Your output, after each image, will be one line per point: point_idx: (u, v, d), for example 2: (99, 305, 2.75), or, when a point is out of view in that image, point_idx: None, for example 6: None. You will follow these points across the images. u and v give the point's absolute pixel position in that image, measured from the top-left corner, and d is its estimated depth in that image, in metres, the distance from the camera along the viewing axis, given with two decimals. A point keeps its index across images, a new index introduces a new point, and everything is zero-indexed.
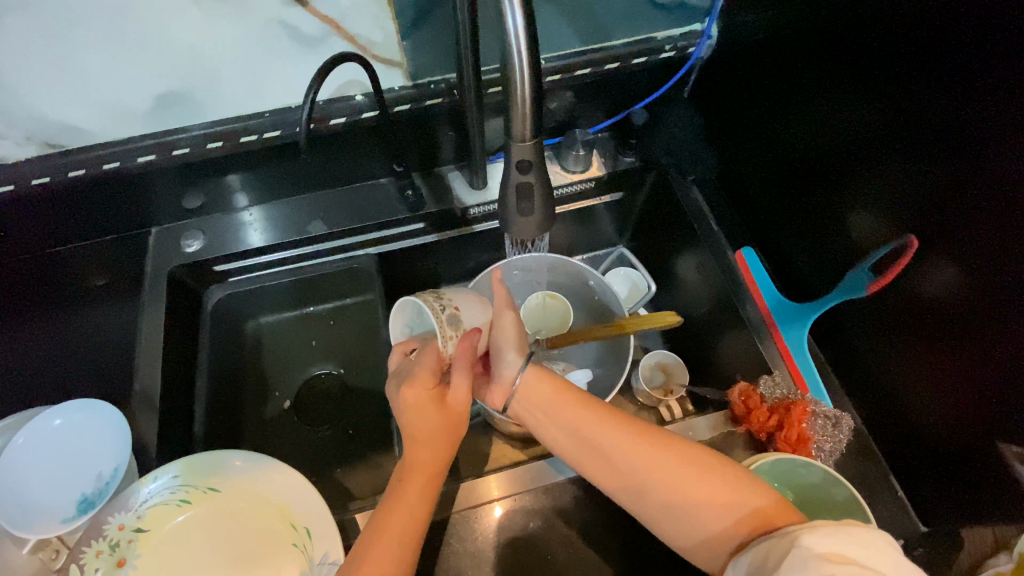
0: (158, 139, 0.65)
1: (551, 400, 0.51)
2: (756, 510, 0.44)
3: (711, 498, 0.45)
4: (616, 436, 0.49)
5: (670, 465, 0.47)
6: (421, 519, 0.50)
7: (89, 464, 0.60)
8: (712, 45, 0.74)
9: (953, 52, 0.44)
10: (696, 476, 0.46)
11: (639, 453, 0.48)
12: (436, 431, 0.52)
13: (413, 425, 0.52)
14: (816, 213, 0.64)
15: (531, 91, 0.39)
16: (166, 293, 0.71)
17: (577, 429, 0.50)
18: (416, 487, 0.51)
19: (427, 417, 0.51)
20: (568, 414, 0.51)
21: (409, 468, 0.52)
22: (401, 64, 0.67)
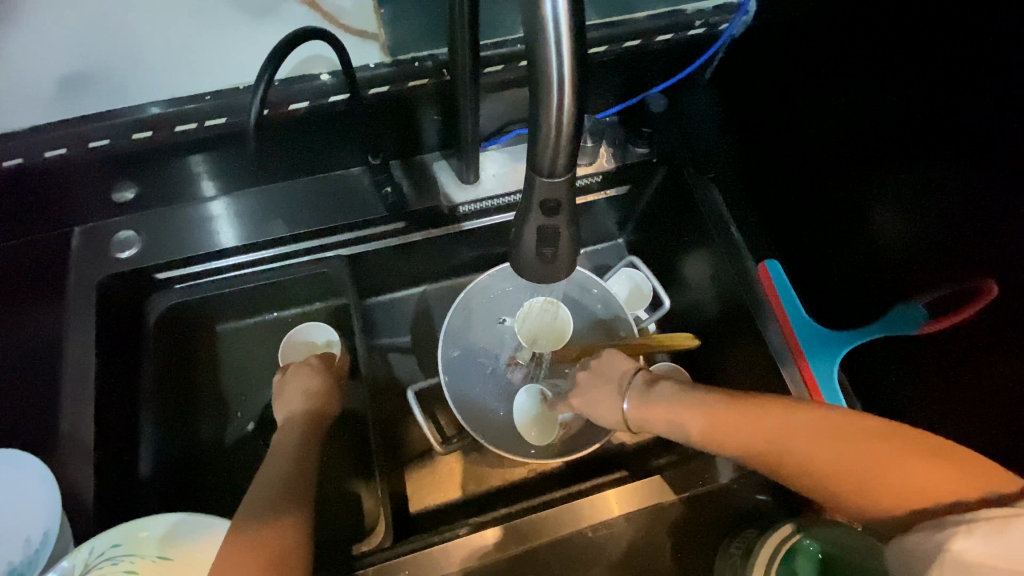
0: (66, 130, 0.51)
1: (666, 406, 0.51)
2: (929, 481, 0.40)
3: (882, 472, 0.41)
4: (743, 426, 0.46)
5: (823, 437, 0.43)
6: (284, 527, 0.46)
7: (16, 529, 0.51)
8: (747, 21, 0.63)
9: None
10: (855, 451, 0.42)
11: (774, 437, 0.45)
12: (290, 456, 0.54)
13: (289, 416, 0.60)
14: (850, 224, 0.57)
15: (571, 115, 0.29)
16: (96, 310, 0.59)
17: (700, 425, 0.49)
18: (279, 519, 0.46)
19: (309, 405, 0.61)
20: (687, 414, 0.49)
21: (268, 512, 0.47)
22: (378, 36, 0.55)
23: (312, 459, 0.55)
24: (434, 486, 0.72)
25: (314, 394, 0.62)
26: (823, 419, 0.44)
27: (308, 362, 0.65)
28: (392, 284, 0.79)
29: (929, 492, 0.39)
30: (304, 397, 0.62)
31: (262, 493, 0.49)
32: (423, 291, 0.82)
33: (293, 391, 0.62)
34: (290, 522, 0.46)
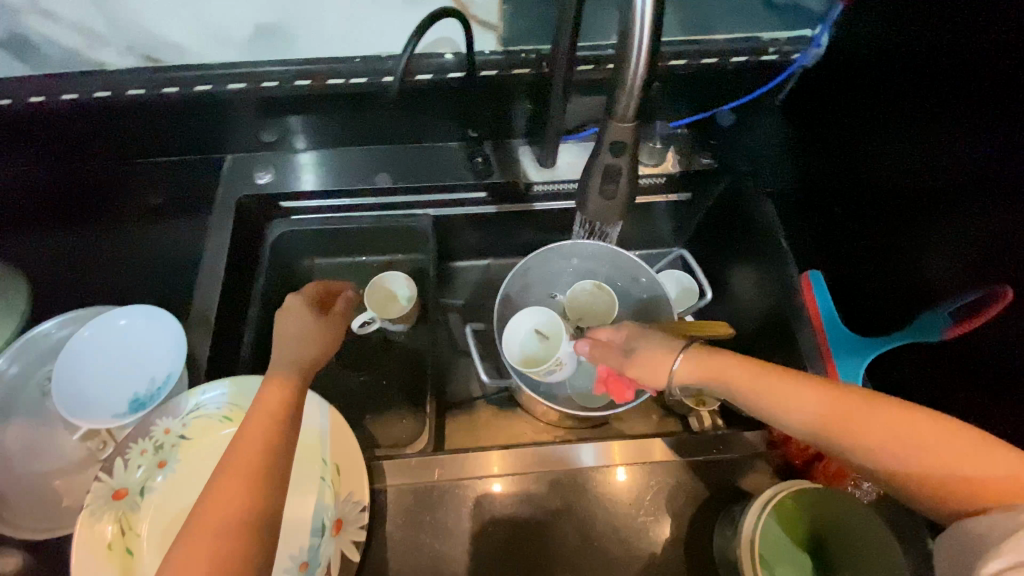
0: (248, 70, 0.66)
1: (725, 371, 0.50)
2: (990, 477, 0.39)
3: (946, 462, 0.40)
4: (808, 396, 0.45)
5: (893, 416, 0.42)
6: (257, 501, 0.42)
7: (144, 368, 0.63)
8: (818, 54, 0.69)
9: None
10: (921, 437, 0.41)
11: (836, 409, 0.44)
12: (268, 419, 0.46)
13: (275, 360, 0.53)
14: (886, 239, 0.62)
15: (644, 74, 0.38)
16: (232, 219, 0.74)
17: (761, 389, 0.47)
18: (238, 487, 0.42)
19: (299, 355, 0.53)
20: (742, 376, 0.49)
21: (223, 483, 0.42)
22: (497, 28, 0.64)
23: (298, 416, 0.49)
24: (470, 430, 0.80)
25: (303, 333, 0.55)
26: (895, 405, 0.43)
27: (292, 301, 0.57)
28: (465, 250, 0.90)
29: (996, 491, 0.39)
30: (298, 341, 0.54)
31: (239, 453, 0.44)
32: (488, 265, 0.93)
33: (285, 330, 0.55)
34: (264, 494, 0.42)
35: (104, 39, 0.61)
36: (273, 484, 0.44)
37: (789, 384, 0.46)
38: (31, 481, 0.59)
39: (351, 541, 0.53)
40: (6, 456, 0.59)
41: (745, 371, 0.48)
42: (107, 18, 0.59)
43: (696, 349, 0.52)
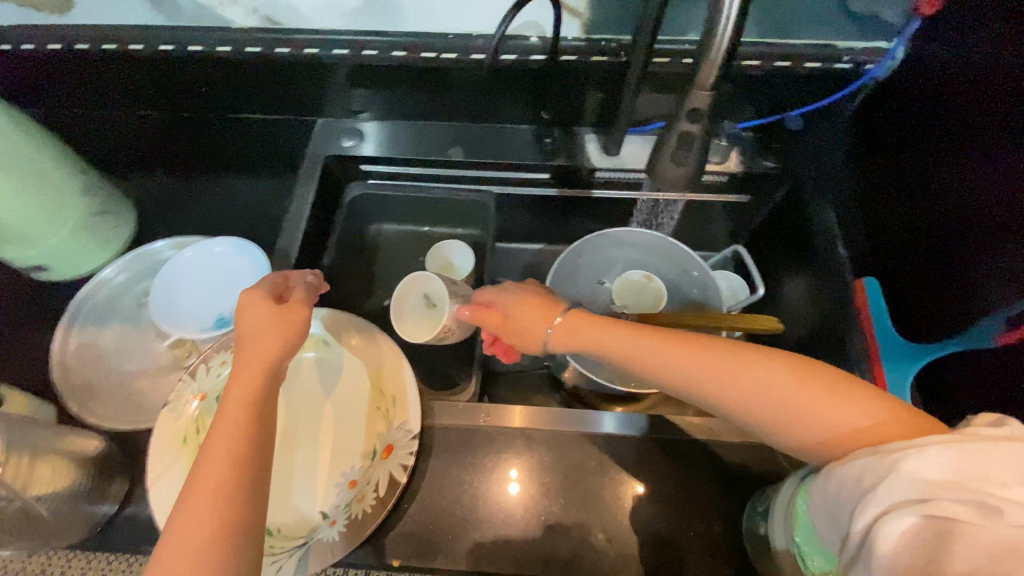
0: (353, 37, 0.72)
1: (606, 335, 0.51)
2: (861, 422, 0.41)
3: (813, 409, 0.43)
4: (665, 355, 0.48)
5: (687, 354, 0.47)
6: (237, 489, 0.42)
7: (228, 294, 0.69)
8: (893, 66, 0.70)
9: None
10: (793, 388, 0.43)
11: (667, 357, 0.47)
12: (243, 405, 0.46)
13: (244, 357, 0.49)
14: (939, 249, 0.63)
15: (728, 43, 0.41)
16: (318, 175, 0.81)
17: (628, 354, 0.49)
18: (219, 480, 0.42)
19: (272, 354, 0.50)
20: (630, 347, 0.49)
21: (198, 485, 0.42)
22: (583, 14, 0.69)
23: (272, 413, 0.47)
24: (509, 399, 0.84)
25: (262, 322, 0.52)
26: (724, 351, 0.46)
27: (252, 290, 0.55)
28: (521, 232, 0.94)
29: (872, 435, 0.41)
30: (260, 330, 0.51)
31: (209, 457, 0.42)
32: (539, 250, 0.97)
33: (250, 323, 0.52)
34: (245, 483, 0.42)
35: None
36: (259, 469, 0.44)
37: (616, 338, 0.50)
38: (121, 378, 0.67)
39: (399, 464, 0.58)
40: (106, 354, 0.68)
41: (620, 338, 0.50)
42: None
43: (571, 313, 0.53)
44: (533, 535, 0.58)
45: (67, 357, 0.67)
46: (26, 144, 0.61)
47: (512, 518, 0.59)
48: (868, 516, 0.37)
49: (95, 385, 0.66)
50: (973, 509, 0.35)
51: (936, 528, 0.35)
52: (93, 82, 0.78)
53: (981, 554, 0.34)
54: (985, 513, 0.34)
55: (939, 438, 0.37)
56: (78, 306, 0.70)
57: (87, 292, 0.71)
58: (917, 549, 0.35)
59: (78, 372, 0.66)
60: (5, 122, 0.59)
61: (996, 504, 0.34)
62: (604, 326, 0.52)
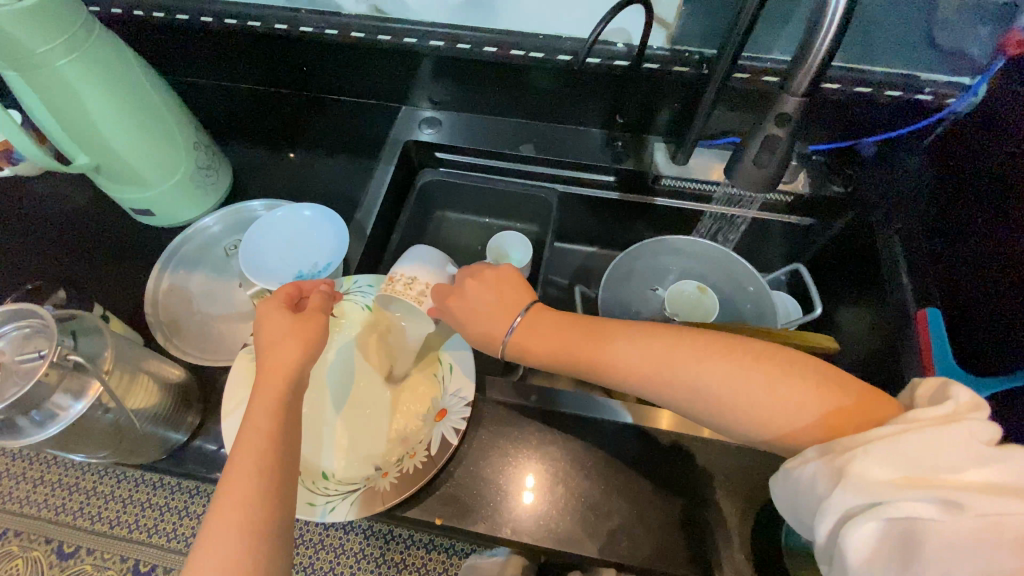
0: (449, 31, 0.76)
1: (571, 341, 0.55)
2: (826, 412, 0.45)
3: (781, 400, 0.46)
4: (629, 364, 0.52)
5: (662, 361, 0.50)
6: (273, 465, 0.47)
7: (310, 255, 0.74)
8: (973, 103, 0.70)
9: None
10: (760, 380, 0.47)
11: (638, 363, 0.51)
12: (278, 389, 0.51)
13: (267, 369, 0.53)
14: (1007, 283, 0.62)
15: (826, 52, 0.43)
16: (398, 156, 0.86)
17: (597, 363, 0.53)
18: (253, 460, 0.46)
19: (294, 364, 0.53)
20: (596, 354, 0.53)
21: (234, 465, 0.46)
22: (670, 26, 0.72)
23: (295, 421, 0.51)
24: None
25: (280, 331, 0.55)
26: (692, 353, 0.50)
27: (265, 305, 0.58)
28: (578, 234, 0.98)
29: (843, 426, 0.44)
30: (283, 337, 0.55)
31: (239, 467, 0.46)
32: (593, 252, 1.00)
33: (269, 334, 0.56)
34: (279, 460, 0.47)
35: None
36: (285, 449, 0.48)
37: (584, 347, 0.54)
38: (203, 320, 0.73)
39: (452, 427, 0.62)
40: (191, 296, 0.74)
41: (591, 347, 0.54)
42: None
43: (525, 316, 0.57)
44: (568, 513, 0.61)
45: (160, 295, 0.73)
46: (159, 93, 0.69)
47: (549, 494, 0.61)
48: (832, 523, 0.39)
49: (181, 323, 0.72)
50: (934, 505, 0.36)
51: (900, 529, 0.36)
52: (212, 51, 0.86)
53: (947, 549, 0.35)
54: (946, 508, 0.36)
55: (885, 433, 0.39)
56: (173, 250, 0.76)
57: (183, 239, 0.78)
58: (886, 550, 0.37)
59: (168, 310, 0.72)
60: (146, 83, 0.67)
61: (955, 497, 0.35)
62: (561, 331, 0.56)
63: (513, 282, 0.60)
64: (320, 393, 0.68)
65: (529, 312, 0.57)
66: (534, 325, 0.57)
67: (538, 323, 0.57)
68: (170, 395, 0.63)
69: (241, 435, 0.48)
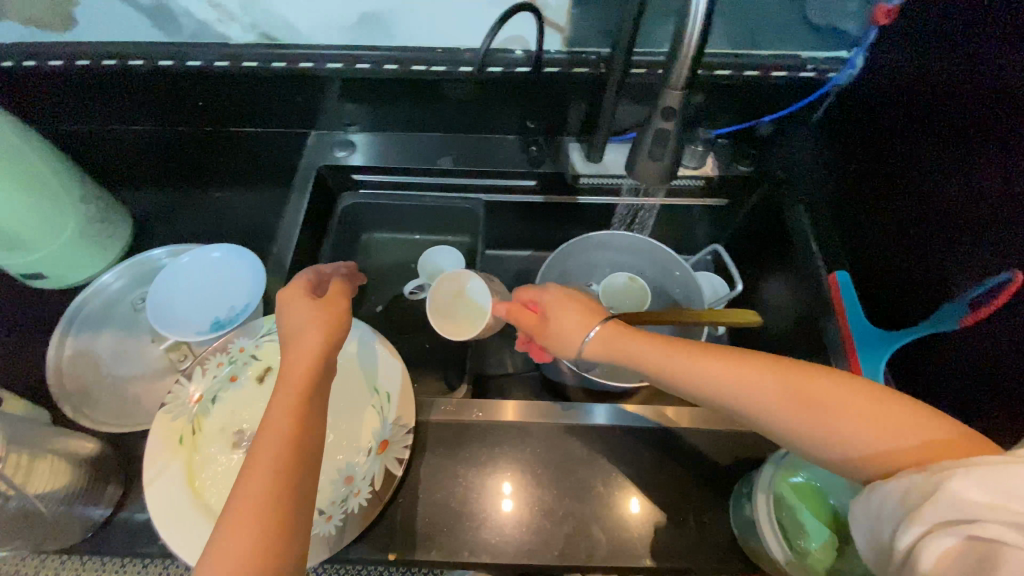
0: (345, 53, 0.75)
1: (653, 349, 0.51)
2: (920, 444, 0.41)
3: (867, 426, 0.43)
4: (709, 371, 0.48)
5: (744, 368, 0.48)
6: (289, 465, 0.44)
7: (225, 296, 0.71)
8: (853, 74, 0.75)
9: None
10: (848, 404, 0.44)
11: (720, 373, 0.48)
12: (296, 380, 0.49)
13: (288, 361, 0.51)
14: (907, 239, 0.66)
15: (696, 47, 0.44)
16: (312, 184, 0.84)
17: (676, 371, 0.50)
18: (267, 461, 0.44)
19: (316, 355, 0.51)
20: (675, 362, 0.50)
21: (250, 462, 0.44)
22: (564, 30, 0.73)
23: (316, 417, 0.48)
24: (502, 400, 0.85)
25: (304, 321, 0.54)
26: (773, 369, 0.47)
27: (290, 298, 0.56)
28: (511, 239, 0.98)
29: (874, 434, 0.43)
30: (303, 328, 0.53)
31: (257, 459, 0.44)
32: (528, 256, 1.00)
33: (292, 324, 0.54)
34: (294, 459, 0.45)
35: (233, 16, 0.72)
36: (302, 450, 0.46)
37: (668, 356, 0.51)
38: (115, 382, 0.68)
39: (394, 458, 0.60)
40: (99, 359, 0.69)
41: (670, 354, 0.51)
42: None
43: (608, 323, 0.54)
44: (530, 521, 0.60)
45: (64, 363, 0.67)
46: (27, 143, 0.64)
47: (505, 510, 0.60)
48: (911, 534, 0.37)
49: (90, 389, 0.67)
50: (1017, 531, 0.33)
51: (977, 550, 0.34)
52: (90, 96, 0.80)
53: None
54: None
55: (989, 458, 0.36)
56: (73, 312, 0.71)
57: (83, 299, 0.73)
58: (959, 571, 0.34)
59: (75, 378, 0.67)
60: (10, 135, 0.63)
61: None
62: (644, 340, 0.52)
63: (589, 300, 0.58)
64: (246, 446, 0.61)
65: (613, 321, 0.55)
66: (617, 331, 0.54)
67: (618, 330, 0.54)
68: (84, 469, 0.58)
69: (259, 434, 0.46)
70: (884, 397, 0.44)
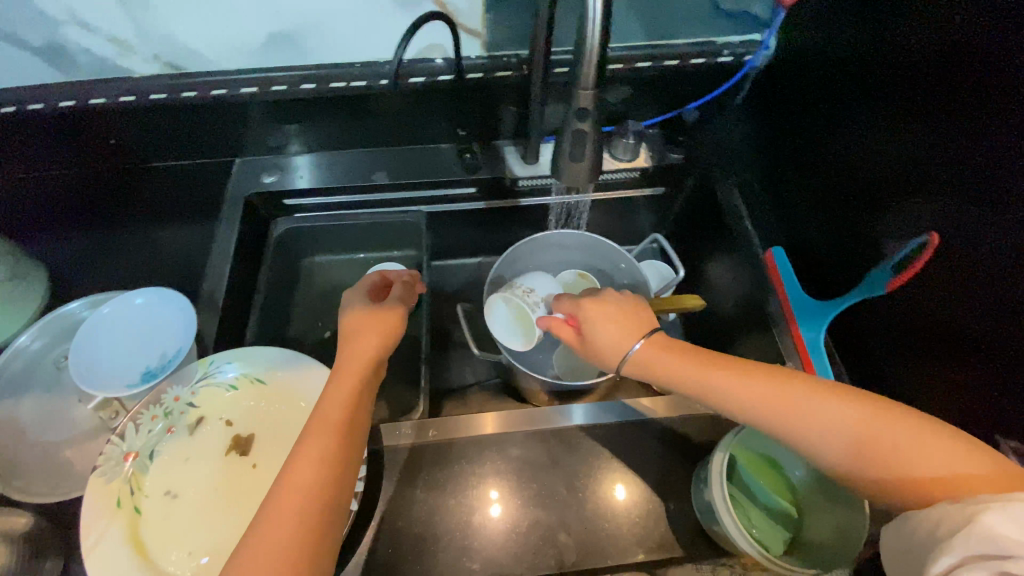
0: (260, 76, 0.73)
1: (682, 364, 0.51)
2: (958, 473, 0.39)
3: (902, 452, 0.41)
4: (736, 386, 0.48)
5: (772, 385, 0.47)
6: (340, 450, 0.49)
7: (154, 343, 0.68)
8: (769, 56, 0.77)
9: (1004, 76, 0.47)
10: (885, 431, 0.42)
11: (749, 390, 0.47)
12: (351, 371, 0.55)
13: (347, 356, 0.57)
14: (840, 213, 0.68)
15: (599, 48, 0.45)
16: (240, 214, 0.80)
17: (702, 385, 0.49)
18: (319, 445, 0.48)
19: (373, 352, 0.58)
20: (703, 377, 0.49)
21: (303, 444, 0.48)
22: (481, 35, 0.72)
23: (361, 412, 0.53)
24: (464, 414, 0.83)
25: (361, 325, 0.59)
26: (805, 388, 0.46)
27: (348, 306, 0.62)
28: (458, 249, 0.96)
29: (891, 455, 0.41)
30: (364, 328, 0.59)
31: (308, 445, 0.48)
32: (478, 263, 0.99)
33: (349, 327, 0.60)
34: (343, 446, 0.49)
35: (132, 47, 0.69)
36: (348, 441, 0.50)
37: (695, 371, 0.50)
38: (44, 449, 0.64)
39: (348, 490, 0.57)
40: (23, 427, 0.65)
41: (700, 370, 0.50)
42: (138, 30, 0.67)
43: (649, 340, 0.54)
44: (498, 537, 0.59)
45: None
46: None
47: (469, 531, 0.59)
48: (941, 565, 0.35)
49: (16, 459, 0.62)
50: None
51: None
52: None
53: None
54: None
55: None
56: None
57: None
58: None
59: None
60: None
61: None
62: (678, 357, 0.52)
63: (635, 310, 0.57)
64: (195, 498, 0.59)
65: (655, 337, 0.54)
66: (657, 347, 0.53)
67: (657, 347, 0.53)
68: None
69: (312, 421, 0.50)
70: (933, 430, 0.41)
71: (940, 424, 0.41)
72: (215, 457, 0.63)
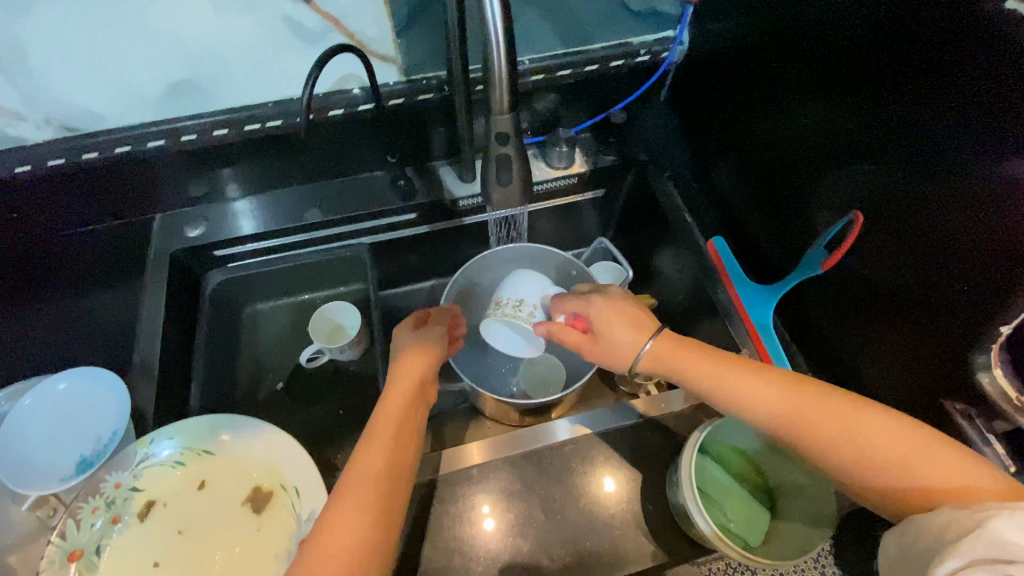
0: (166, 127, 0.69)
1: (694, 363, 0.53)
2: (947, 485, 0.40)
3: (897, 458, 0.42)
4: (742, 385, 0.50)
5: (781, 384, 0.49)
6: (387, 488, 0.47)
7: (87, 428, 0.63)
8: (684, 50, 0.79)
9: (902, 52, 0.48)
10: (883, 437, 0.43)
11: (752, 389, 0.49)
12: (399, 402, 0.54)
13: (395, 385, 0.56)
14: (773, 197, 0.70)
15: (507, 71, 0.44)
16: (166, 272, 0.74)
17: (710, 384, 0.51)
18: (365, 482, 0.46)
19: (420, 379, 0.57)
20: (714, 374, 0.51)
21: (349, 481, 0.47)
22: (395, 60, 0.71)
23: (409, 445, 0.51)
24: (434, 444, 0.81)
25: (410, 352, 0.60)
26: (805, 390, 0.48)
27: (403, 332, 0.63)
28: (406, 275, 0.94)
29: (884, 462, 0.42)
30: (413, 352, 0.60)
31: (355, 481, 0.47)
32: (430, 286, 0.97)
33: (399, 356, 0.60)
34: (389, 483, 0.47)
35: (20, 115, 0.63)
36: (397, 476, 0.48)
37: (708, 369, 0.52)
38: None
39: None
40: None
41: (711, 369, 0.52)
42: (24, 96, 0.62)
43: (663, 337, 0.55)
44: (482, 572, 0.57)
45: None
46: None
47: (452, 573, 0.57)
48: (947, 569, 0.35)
49: None
50: None
51: None
52: None
53: None
54: None
55: None
56: None
57: None
58: None
59: None
60: None
61: None
62: (693, 356, 0.53)
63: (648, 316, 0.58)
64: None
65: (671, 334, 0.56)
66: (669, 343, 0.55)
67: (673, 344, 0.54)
68: None
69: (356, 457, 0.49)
70: (928, 440, 0.42)
71: (940, 437, 0.43)
72: (172, 540, 0.59)
